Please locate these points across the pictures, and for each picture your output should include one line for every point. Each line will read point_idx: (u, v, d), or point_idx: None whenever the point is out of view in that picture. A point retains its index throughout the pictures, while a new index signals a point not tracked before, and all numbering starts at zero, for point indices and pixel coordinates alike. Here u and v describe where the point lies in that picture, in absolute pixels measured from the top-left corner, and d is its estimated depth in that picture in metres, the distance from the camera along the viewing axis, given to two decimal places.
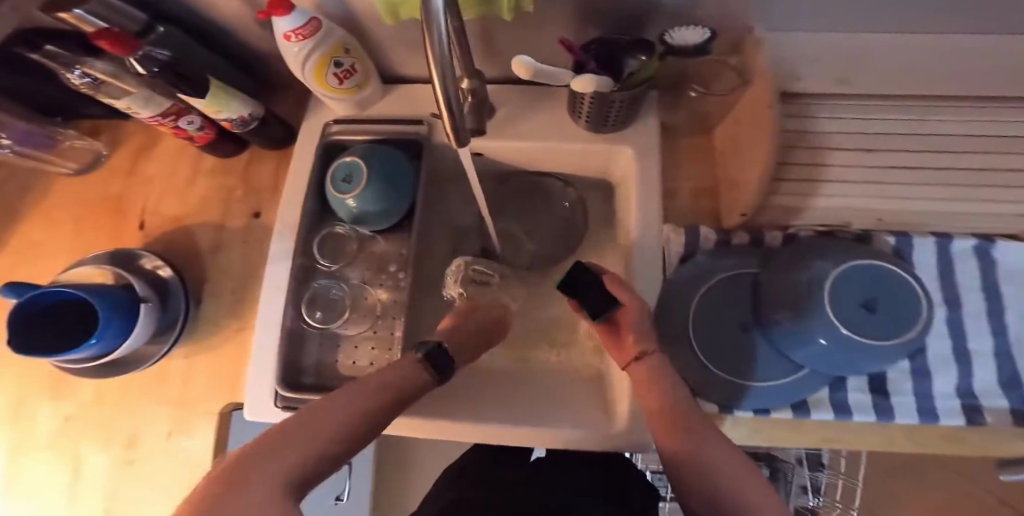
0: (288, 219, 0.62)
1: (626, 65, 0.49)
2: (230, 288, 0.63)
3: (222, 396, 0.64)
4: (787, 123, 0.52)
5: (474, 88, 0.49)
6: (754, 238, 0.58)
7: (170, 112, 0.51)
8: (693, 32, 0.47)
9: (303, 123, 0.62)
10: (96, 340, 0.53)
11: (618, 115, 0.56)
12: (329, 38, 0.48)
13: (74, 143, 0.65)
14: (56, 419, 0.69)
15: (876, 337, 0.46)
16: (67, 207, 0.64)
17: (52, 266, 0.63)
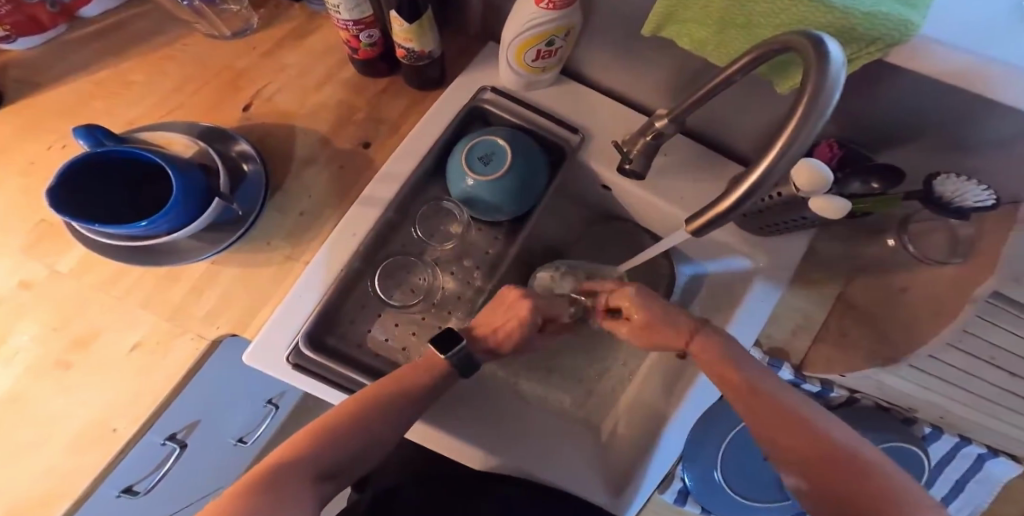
0: (399, 169, 0.56)
1: (848, 186, 0.49)
2: (301, 209, 0.56)
3: (226, 324, 0.53)
4: (971, 325, 0.50)
5: (663, 131, 0.47)
6: (823, 390, 0.61)
7: (364, 20, 0.51)
8: (972, 193, 0.46)
9: (460, 78, 0.59)
10: (146, 225, 0.46)
11: (784, 223, 0.54)
12: (566, 18, 0.48)
13: (236, 10, 0.63)
14: (9, 279, 0.56)
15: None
16: (180, 64, 0.61)
17: (133, 107, 0.58)
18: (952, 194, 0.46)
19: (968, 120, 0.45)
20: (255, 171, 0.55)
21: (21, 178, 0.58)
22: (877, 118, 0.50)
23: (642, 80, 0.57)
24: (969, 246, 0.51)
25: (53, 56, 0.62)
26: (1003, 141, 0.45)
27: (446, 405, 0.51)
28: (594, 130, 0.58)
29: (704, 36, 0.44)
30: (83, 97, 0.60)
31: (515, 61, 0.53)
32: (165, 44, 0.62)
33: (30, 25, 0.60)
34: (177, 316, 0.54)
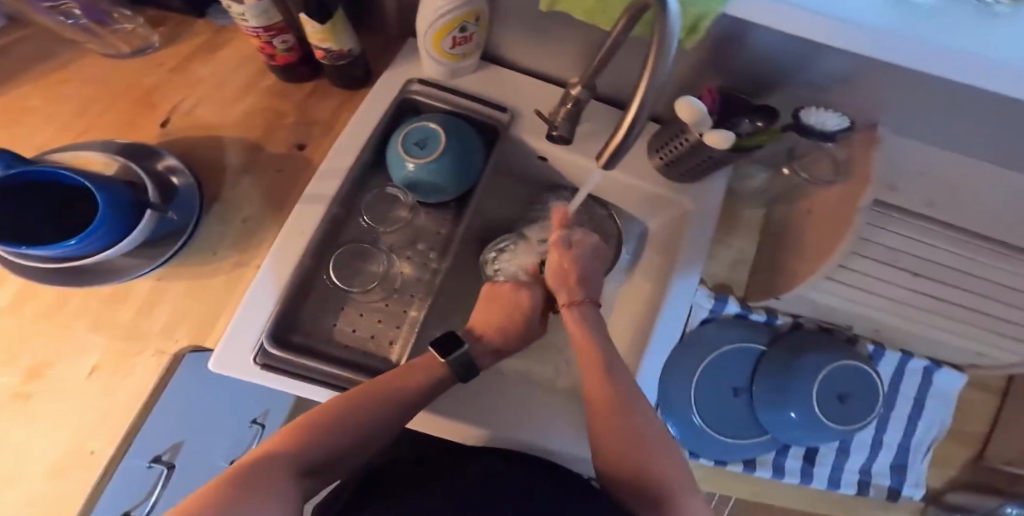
0: (336, 165, 0.57)
1: (740, 125, 0.53)
2: (242, 216, 0.56)
3: (185, 337, 0.54)
4: (864, 230, 0.62)
5: (579, 98, 0.49)
6: (769, 317, 0.72)
7: (274, 27, 0.51)
8: (830, 118, 0.51)
9: (386, 73, 0.59)
10: (73, 244, 0.45)
11: (695, 168, 0.58)
12: (471, 2, 0.49)
13: (132, 28, 0.60)
14: None
15: (832, 420, 0.66)
16: (86, 82, 0.58)
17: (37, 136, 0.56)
18: (816, 123, 0.51)
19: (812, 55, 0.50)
20: (185, 183, 0.55)
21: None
22: (766, 74, 0.55)
23: (557, 58, 0.59)
24: (848, 165, 0.56)
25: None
26: (860, 81, 0.51)
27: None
28: (523, 106, 0.60)
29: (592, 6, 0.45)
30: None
31: (432, 49, 0.54)
32: (64, 65, 0.59)
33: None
34: (131, 337, 0.55)
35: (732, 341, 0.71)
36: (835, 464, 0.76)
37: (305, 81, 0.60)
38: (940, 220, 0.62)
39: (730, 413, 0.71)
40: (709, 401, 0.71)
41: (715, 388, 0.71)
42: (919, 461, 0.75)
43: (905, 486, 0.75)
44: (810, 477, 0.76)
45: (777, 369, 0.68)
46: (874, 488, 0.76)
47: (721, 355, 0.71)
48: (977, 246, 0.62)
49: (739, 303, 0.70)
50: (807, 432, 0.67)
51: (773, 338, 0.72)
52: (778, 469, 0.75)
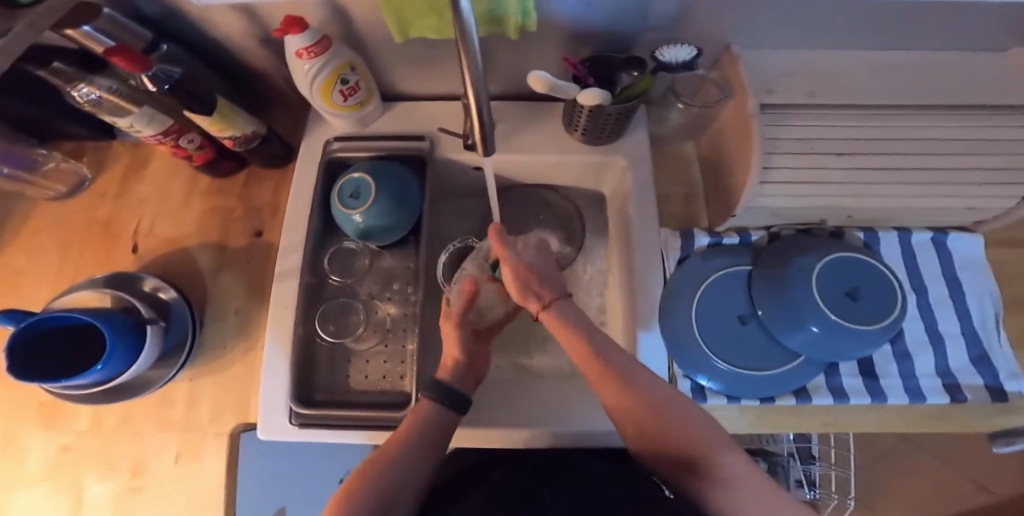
0: (292, 239, 0.60)
1: (618, 79, 0.52)
2: (234, 308, 0.62)
3: (233, 417, 0.63)
4: (766, 131, 0.52)
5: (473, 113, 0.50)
6: (742, 238, 0.63)
7: (171, 129, 0.51)
8: (681, 50, 0.47)
9: (303, 141, 0.61)
10: (102, 366, 0.51)
11: (612, 128, 0.57)
12: (337, 57, 0.48)
13: (55, 165, 0.64)
14: (49, 450, 0.66)
15: (863, 322, 0.54)
16: (51, 228, 0.62)
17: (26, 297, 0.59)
18: (672, 59, 0.48)
19: (645, 4, 0.47)
20: (174, 295, 0.59)
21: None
22: (657, 33, 0.52)
23: (449, 74, 0.59)
24: (731, 78, 0.54)
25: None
26: (730, 16, 0.49)
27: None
28: (435, 129, 0.60)
29: (438, 24, 0.43)
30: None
31: (325, 107, 0.53)
32: (23, 221, 0.63)
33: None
34: (190, 428, 0.64)
35: (714, 270, 0.62)
36: (903, 372, 0.60)
37: (233, 171, 0.63)
38: (838, 104, 0.53)
39: (745, 345, 0.59)
40: (714, 335, 0.59)
41: (715, 320, 0.60)
42: (999, 345, 0.61)
43: (1003, 381, 0.59)
44: (885, 396, 0.59)
45: (772, 284, 0.58)
46: (971, 391, 0.59)
47: (708, 285, 0.61)
48: (888, 113, 0.53)
49: (707, 233, 0.63)
50: (838, 343, 0.54)
51: (757, 255, 0.62)
52: (839, 395, 0.59)
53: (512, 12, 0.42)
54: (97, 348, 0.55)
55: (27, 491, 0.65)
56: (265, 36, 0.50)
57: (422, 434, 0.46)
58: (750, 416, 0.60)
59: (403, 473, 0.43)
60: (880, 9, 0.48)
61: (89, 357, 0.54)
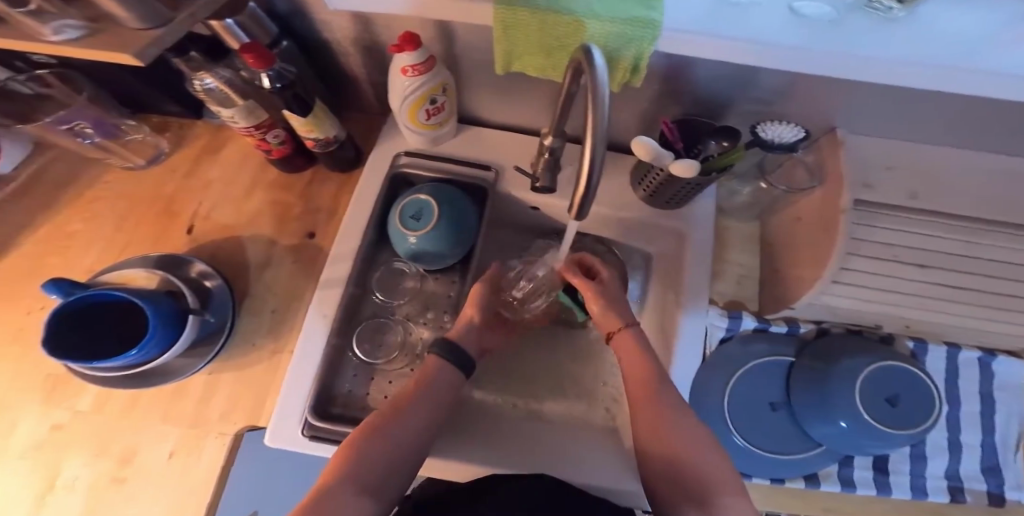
0: (346, 246, 0.60)
1: (707, 146, 0.56)
2: (271, 308, 0.61)
3: (244, 418, 0.58)
4: (853, 230, 0.56)
5: (554, 146, 0.51)
6: (791, 328, 0.64)
7: (264, 124, 0.54)
8: (787, 131, 0.56)
9: (375, 149, 0.62)
10: (137, 352, 0.50)
11: (679, 195, 0.61)
12: (436, 78, 0.51)
13: (141, 137, 0.66)
14: (38, 431, 0.59)
15: (894, 427, 0.56)
16: (119, 198, 0.64)
17: (81, 259, 0.61)
18: (773, 137, 0.57)
19: (746, 78, 0.53)
20: (218, 283, 0.59)
21: (13, 347, 0.60)
22: (730, 97, 0.57)
23: (530, 108, 0.62)
24: (820, 169, 0.60)
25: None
26: (801, 91, 0.54)
27: (463, 442, 0.58)
28: (505, 163, 0.62)
29: (541, 62, 0.49)
30: (39, 254, 0.62)
31: (408, 122, 0.56)
32: (91, 184, 0.65)
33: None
34: (195, 425, 0.58)
35: (754, 356, 0.64)
36: (914, 471, 0.61)
37: (301, 167, 0.64)
38: (931, 213, 0.56)
39: (771, 430, 0.63)
40: (741, 415, 0.63)
41: (749, 401, 0.64)
42: (1013, 460, 0.62)
43: (1006, 490, 0.61)
44: (890, 490, 0.60)
45: (811, 380, 0.61)
46: (971, 494, 0.60)
47: (746, 368, 0.64)
48: (980, 230, 0.55)
49: (755, 317, 0.65)
50: (864, 441, 0.57)
51: (802, 348, 0.64)
52: (848, 485, 0.61)
53: (623, 66, 0.47)
54: (128, 328, 0.53)
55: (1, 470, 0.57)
56: (369, 43, 0.53)
57: (431, 400, 0.48)
58: (758, 492, 0.63)
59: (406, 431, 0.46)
60: (948, 109, 0.52)
61: (122, 337, 0.53)
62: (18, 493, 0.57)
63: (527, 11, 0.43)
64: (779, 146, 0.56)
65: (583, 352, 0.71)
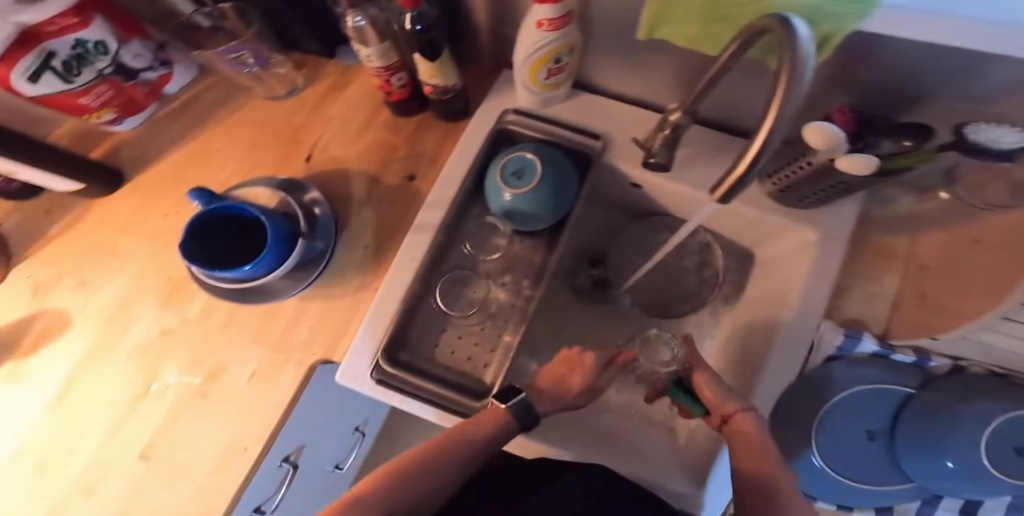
0: (442, 193, 0.61)
1: (879, 146, 0.43)
2: (363, 244, 0.63)
3: (319, 351, 0.60)
4: None
5: (678, 124, 0.48)
6: (919, 360, 0.54)
7: (393, 66, 0.57)
8: (1010, 136, 0.39)
9: (483, 105, 0.64)
10: (250, 268, 0.53)
11: (821, 194, 0.51)
12: (566, 37, 0.50)
13: (284, 72, 0.71)
14: (149, 331, 0.64)
15: (1010, 476, 0.52)
16: (254, 126, 0.70)
17: (213, 178, 0.68)
18: (982, 141, 0.41)
19: (970, 68, 0.41)
20: (325, 212, 0.62)
21: (147, 244, 0.68)
22: None
23: (650, 81, 0.60)
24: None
25: (152, 132, 0.72)
26: None
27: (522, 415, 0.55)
28: (611, 133, 0.61)
29: (696, 32, 0.43)
30: (180, 167, 0.70)
31: (527, 82, 0.57)
32: (237, 108, 0.72)
33: (129, 106, 0.69)
34: (277, 348, 0.61)
35: (865, 383, 0.57)
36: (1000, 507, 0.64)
37: (414, 112, 0.67)
38: None
39: (860, 453, 0.63)
40: (829, 440, 0.62)
41: (846, 428, 0.61)
42: None
43: None
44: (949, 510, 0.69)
45: (924, 420, 0.56)
46: None
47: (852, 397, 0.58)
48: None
49: (879, 343, 0.52)
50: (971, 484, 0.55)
51: (925, 382, 0.57)
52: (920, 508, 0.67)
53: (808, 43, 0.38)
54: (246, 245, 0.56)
55: (110, 368, 0.63)
56: None
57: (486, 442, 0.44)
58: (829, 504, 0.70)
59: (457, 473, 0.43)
60: None
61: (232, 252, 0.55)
62: (115, 389, 0.62)
63: None
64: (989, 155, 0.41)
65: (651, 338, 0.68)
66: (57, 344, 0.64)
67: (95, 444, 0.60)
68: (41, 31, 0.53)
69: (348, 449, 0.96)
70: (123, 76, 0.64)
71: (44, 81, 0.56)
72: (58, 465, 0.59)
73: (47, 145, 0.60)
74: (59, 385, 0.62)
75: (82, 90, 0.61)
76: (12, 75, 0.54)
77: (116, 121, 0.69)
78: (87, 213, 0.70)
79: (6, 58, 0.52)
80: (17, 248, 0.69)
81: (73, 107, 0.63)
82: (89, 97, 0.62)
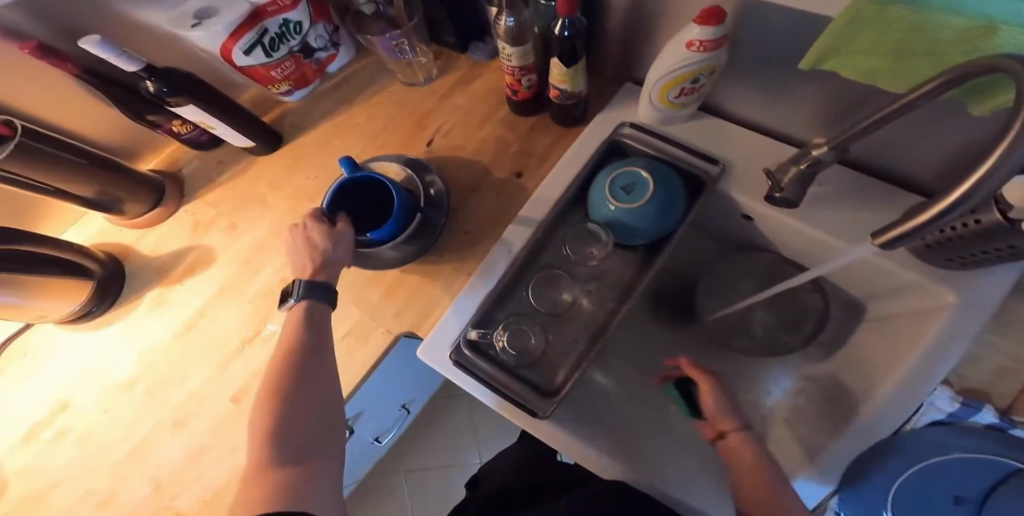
0: (550, 191, 0.63)
1: None
2: (465, 228, 0.65)
3: (409, 321, 0.62)
4: None
5: (821, 160, 0.46)
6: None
7: (527, 67, 0.60)
8: None
9: (599, 115, 0.65)
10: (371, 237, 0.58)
11: (977, 256, 0.45)
12: (712, 60, 0.51)
13: (422, 61, 0.75)
14: (274, 278, 0.66)
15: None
16: (382, 106, 0.75)
17: (349, 147, 0.73)
18: None
19: None
20: (440, 194, 0.65)
21: (279, 199, 0.71)
22: None
23: (780, 107, 0.59)
24: None
25: (311, 105, 0.77)
26: None
27: (598, 419, 0.57)
28: (729, 159, 0.60)
29: (878, 63, 0.36)
30: (326, 136, 0.74)
31: (657, 98, 0.58)
32: (370, 91, 0.76)
33: (301, 80, 0.74)
34: (369, 313, 0.63)
35: (965, 452, 0.56)
36: None
37: (532, 113, 0.70)
38: None
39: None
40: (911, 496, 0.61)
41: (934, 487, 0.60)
42: None
43: None
44: None
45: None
46: None
47: (944, 466, 0.57)
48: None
49: (1000, 415, 0.51)
50: None
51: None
52: None
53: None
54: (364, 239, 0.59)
55: (227, 308, 0.65)
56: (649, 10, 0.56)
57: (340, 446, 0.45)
58: None
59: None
60: None
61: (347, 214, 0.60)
62: (231, 329, 0.64)
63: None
64: None
65: (731, 375, 0.66)
66: (201, 278, 0.67)
67: (202, 375, 0.62)
68: (264, 11, 0.60)
69: (391, 425, 0.99)
70: (304, 54, 0.70)
71: (254, 54, 0.62)
72: (166, 389, 0.62)
73: (234, 106, 0.65)
74: (189, 315, 0.65)
75: (274, 64, 0.67)
76: (235, 47, 0.59)
77: (287, 93, 0.74)
78: (238, 165, 0.73)
79: (236, 32, 0.58)
80: (192, 188, 0.73)
81: (263, 78, 0.68)
82: (277, 70, 0.68)
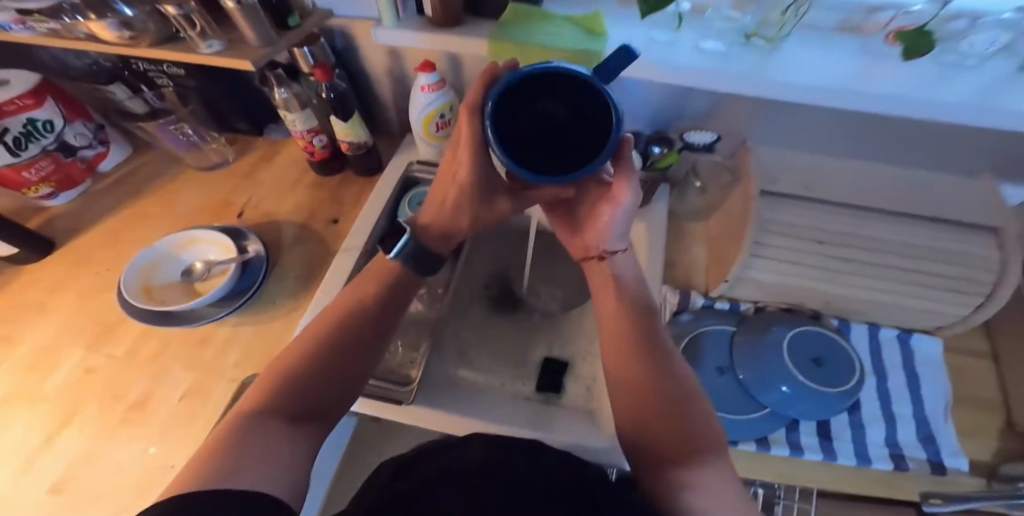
0: (363, 222, 0.74)
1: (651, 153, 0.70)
2: (294, 275, 0.73)
3: (253, 365, 0.65)
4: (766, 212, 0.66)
5: None
6: (732, 306, 0.72)
7: (314, 128, 0.73)
8: (705, 135, 0.69)
9: (390, 163, 0.80)
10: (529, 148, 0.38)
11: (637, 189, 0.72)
12: (444, 97, 0.70)
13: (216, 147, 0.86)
14: (75, 371, 0.67)
15: (825, 385, 0.62)
16: (193, 191, 0.82)
17: (163, 232, 0.78)
18: (697, 141, 0.70)
19: None
20: (258, 252, 0.73)
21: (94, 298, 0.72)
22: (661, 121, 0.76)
23: None
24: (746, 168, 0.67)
25: (84, 204, 0.82)
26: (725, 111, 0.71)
27: (440, 398, 0.65)
28: None
29: None
30: (135, 228, 0.79)
31: (423, 134, 0.74)
32: (172, 179, 0.84)
33: (67, 181, 0.80)
34: (206, 371, 0.66)
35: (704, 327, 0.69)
36: (855, 438, 0.62)
37: (336, 171, 0.82)
38: (831, 198, 0.67)
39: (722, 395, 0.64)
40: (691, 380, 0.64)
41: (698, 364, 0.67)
42: (946, 429, 0.62)
43: (946, 458, 0.60)
44: (835, 455, 0.61)
45: (749, 351, 0.66)
46: (913, 461, 0.60)
47: (700, 340, 0.68)
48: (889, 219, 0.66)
49: (702, 296, 0.72)
50: (804, 403, 0.62)
51: (741, 321, 0.69)
52: (796, 449, 0.61)
53: None
54: (163, 300, 0.69)
55: (22, 415, 0.63)
56: (395, 75, 0.75)
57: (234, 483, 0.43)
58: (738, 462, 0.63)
59: (322, 394, 0.45)
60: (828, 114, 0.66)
61: (170, 294, 0.70)
62: (32, 434, 0.62)
63: (510, 43, 0.58)
64: (701, 147, 0.70)
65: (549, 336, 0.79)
66: None
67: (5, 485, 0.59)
68: None
69: None
70: (65, 153, 0.77)
71: None
72: None
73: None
74: None
75: (25, 164, 0.71)
76: None
77: (51, 197, 0.80)
78: (14, 278, 0.75)
79: None
80: None
81: (16, 182, 0.73)
82: (31, 170, 0.73)
